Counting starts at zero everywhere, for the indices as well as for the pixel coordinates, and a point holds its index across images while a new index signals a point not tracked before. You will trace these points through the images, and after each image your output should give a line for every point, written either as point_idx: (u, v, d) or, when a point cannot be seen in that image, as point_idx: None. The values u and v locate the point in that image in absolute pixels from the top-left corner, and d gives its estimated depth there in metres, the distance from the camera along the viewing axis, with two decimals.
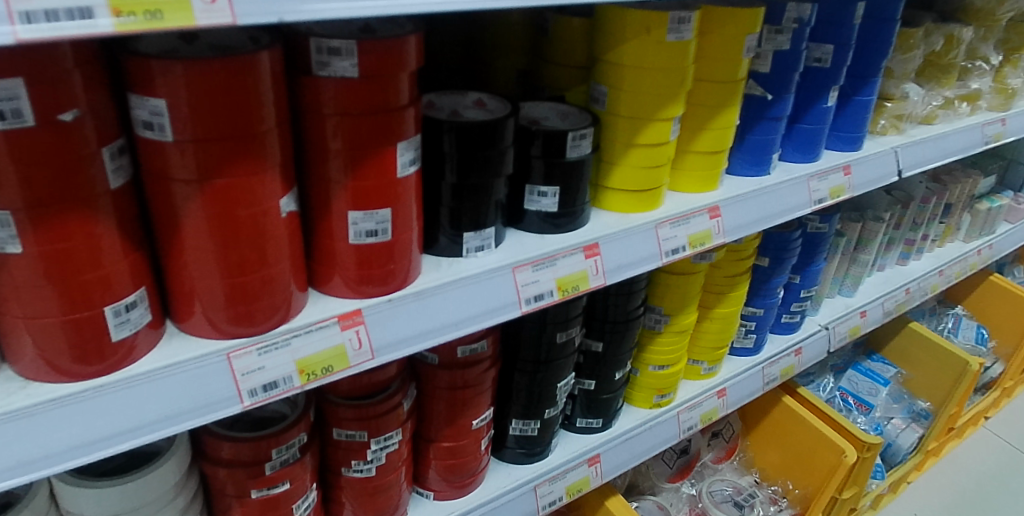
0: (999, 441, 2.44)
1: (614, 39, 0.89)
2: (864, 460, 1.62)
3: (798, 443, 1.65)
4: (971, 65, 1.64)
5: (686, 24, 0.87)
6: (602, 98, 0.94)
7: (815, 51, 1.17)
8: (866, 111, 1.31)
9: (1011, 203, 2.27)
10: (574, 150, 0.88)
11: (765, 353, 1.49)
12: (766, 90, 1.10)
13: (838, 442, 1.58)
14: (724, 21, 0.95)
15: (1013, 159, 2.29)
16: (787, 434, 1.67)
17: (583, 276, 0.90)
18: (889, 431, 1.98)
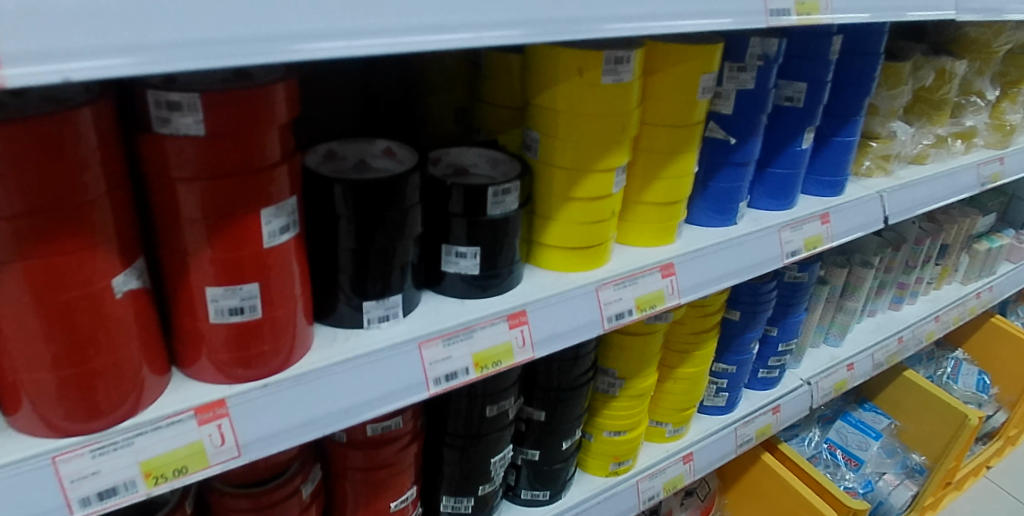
0: (1000, 493, 2.32)
1: (543, 80, 0.78)
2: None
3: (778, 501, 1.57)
4: (966, 100, 1.53)
5: (625, 64, 0.76)
6: (534, 145, 0.83)
7: (786, 89, 1.07)
8: (846, 153, 1.20)
9: (1012, 242, 2.15)
10: (496, 207, 0.77)
11: (739, 411, 1.38)
12: (730, 133, 0.99)
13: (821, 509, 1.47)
14: (674, 60, 0.84)
15: (1014, 196, 2.18)
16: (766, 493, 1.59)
17: (506, 349, 0.79)
18: (879, 487, 1.85)
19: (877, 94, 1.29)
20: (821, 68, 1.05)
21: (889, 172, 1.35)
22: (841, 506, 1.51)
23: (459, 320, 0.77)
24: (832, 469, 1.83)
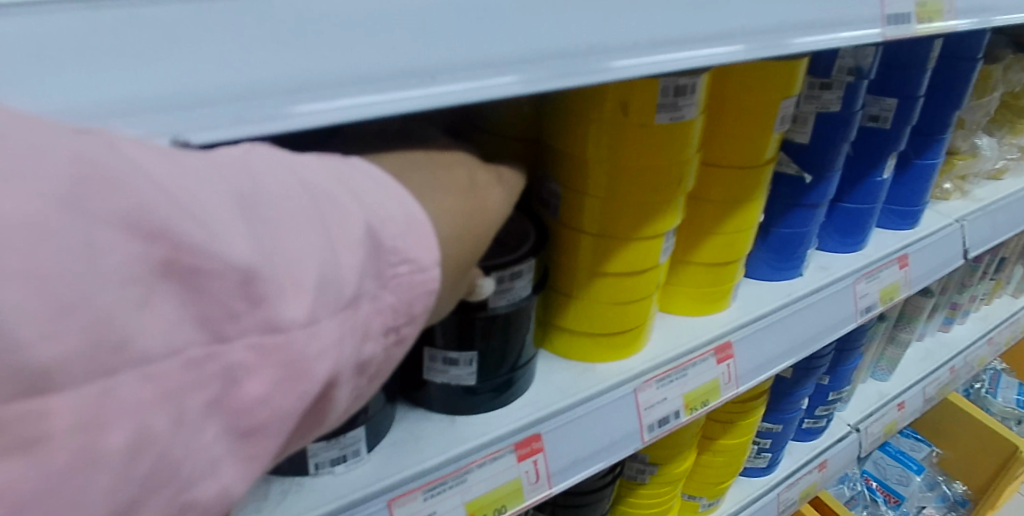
0: None
1: (569, 117, 0.55)
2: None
3: None
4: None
5: (689, 95, 0.53)
6: (553, 201, 0.60)
7: (871, 107, 0.84)
8: (927, 178, 0.97)
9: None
10: (500, 297, 0.53)
11: (781, 471, 1.17)
12: (804, 168, 0.76)
13: None
14: (748, 82, 0.61)
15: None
16: None
17: (515, 489, 0.57)
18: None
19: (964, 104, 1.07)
20: (918, 80, 0.82)
21: (966, 192, 1.14)
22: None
23: (450, 456, 0.55)
24: (869, 509, 1.62)
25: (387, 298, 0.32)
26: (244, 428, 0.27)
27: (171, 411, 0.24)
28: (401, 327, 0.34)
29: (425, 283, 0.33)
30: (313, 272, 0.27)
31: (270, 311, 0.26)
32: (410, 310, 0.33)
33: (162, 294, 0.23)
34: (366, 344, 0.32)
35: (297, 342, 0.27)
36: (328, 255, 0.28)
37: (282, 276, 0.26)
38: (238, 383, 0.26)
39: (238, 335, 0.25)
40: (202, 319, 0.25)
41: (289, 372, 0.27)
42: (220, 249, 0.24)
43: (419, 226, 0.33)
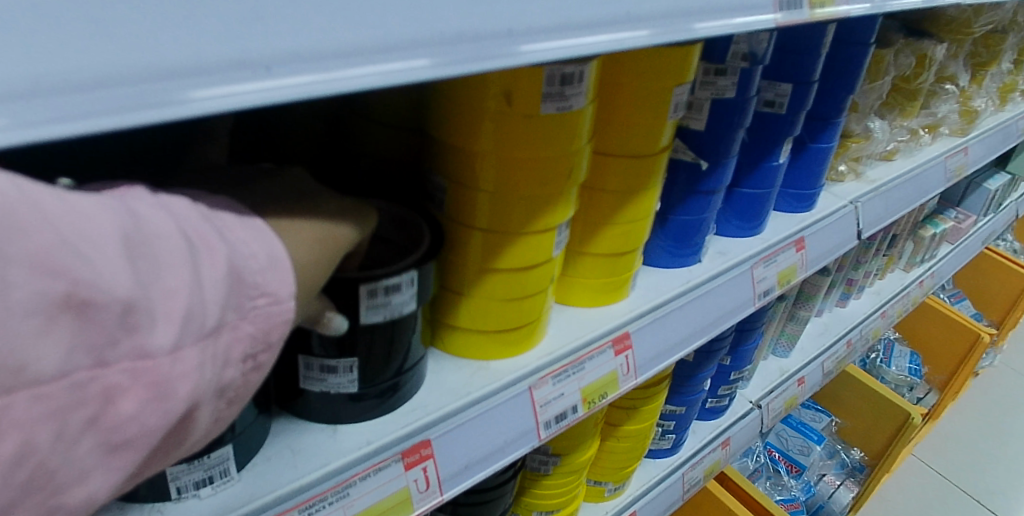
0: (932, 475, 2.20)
1: (453, 108, 0.52)
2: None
3: None
4: (938, 87, 1.35)
5: (577, 85, 0.50)
6: (440, 196, 0.57)
7: (767, 91, 0.84)
8: (821, 162, 0.99)
9: (954, 223, 2.04)
10: (374, 313, 0.50)
11: (686, 451, 1.20)
12: (701, 155, 0.75)
13: None
14: (640, 70, 0.59)
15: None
16: None
17: (402, 500, 0.54)
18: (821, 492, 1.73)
19: (859, 89, 1.09)
20: (810, 66, 0.83)
21: (860, 173, 1.17)
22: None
23: (329, 470, 0.52)
24: (773, 480, 1.68)
25: (247, 328, 0.34)
26: (116, 442, 0.29)
27: (55, 426, 0.27)
28: (260, 354, 0.35)
29: (283, 313, 0.36)
30: (185, 305, 0.30)
31: (143, 340, 0.29)
32: (269, 338, 0.35)
33: (56, 326, 0.26)
34: (227, 371, 0.34)
35: (163, 368, 0.30)
36: (195, 291, 0.30)
37: (157, 307, 0.29)
38: (113, 403, 0.28)
39: (117, 361, 0.28)
40: (89, 345, 0.27)
41: (156, 394, 0.30)
42: (109, 286, 0.27)
43: (284, 266, 0.35)
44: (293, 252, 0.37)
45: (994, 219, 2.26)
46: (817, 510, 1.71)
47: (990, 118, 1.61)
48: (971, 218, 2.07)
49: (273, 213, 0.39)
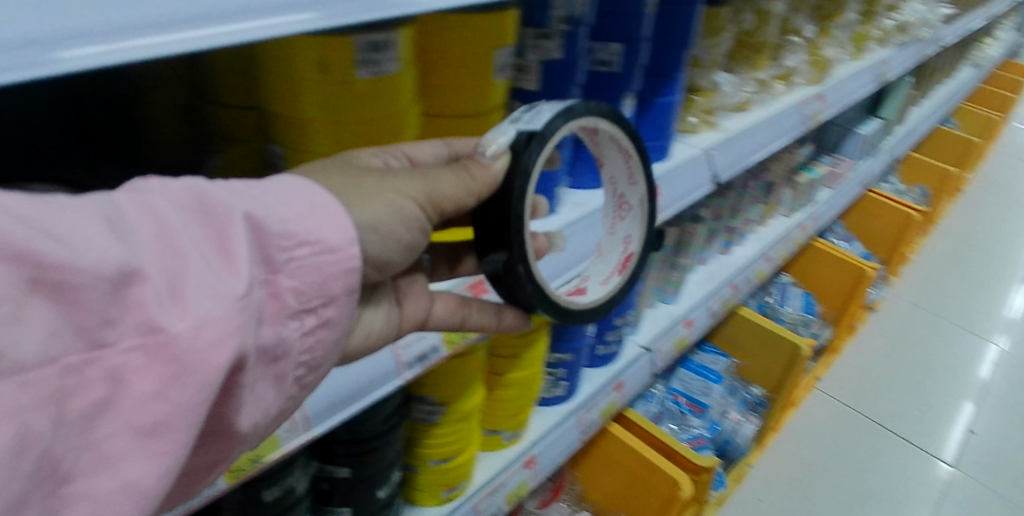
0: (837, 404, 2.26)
1: (286, 79, 0.60)
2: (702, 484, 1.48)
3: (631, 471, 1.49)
4: (785, 42, 1.55)
5: (388, 51, 0.58)
6: (279, 160, 0.67)
7: (599, 52, 0.94)
8: (668, 115, 1.11)
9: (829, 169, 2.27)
10: (536, 119, 0.57)
11: (581, 396, 1.32)
12: (537, 110, 0.86)
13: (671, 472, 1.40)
14: (451, 33, 0.67)
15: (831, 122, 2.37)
16: (618, 462, 1.51)
17: (271, 441, 0.64)
18: (726, 429, 1.86)
19: (698, 48, 1.27)
20: (636, 25, 0.93)
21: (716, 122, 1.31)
22: (693, 467, 1.45)
23: None
24: (677, 421, 1.86)
25: (285, 280, 0.43)
26: (145, 426, 0.37)
27: (53, 411, 0.35)
28: (320, 306, 0.44)
29: (336, 263, 0.44)
30: (186, 280, 0.39)
31: (150, 316, 0.37)
32: (326, 290, 0.45)
33: (34, 302, 0.34)
34: (264, 327, 0.42)
35: (179, 340, 0.38)
36: (185, 261, 0.39)
37: (157, 282, 0.38)
38: (123, 383, 0.37)
39: (117, 341, 0.37)
40: (79, 330, 0.36)
41: (172, 374, 0.38)
42: (84, 264, 0.35)
43: (322, 210, 0.44)
44: (338, 175, 0.48)
45: (871, 164, 2.50)
46: (723, 447, 1.86)
47: (844, 64, 1.77)
48: (847, 162, 2.32)
49: (325, 163, 0.51)
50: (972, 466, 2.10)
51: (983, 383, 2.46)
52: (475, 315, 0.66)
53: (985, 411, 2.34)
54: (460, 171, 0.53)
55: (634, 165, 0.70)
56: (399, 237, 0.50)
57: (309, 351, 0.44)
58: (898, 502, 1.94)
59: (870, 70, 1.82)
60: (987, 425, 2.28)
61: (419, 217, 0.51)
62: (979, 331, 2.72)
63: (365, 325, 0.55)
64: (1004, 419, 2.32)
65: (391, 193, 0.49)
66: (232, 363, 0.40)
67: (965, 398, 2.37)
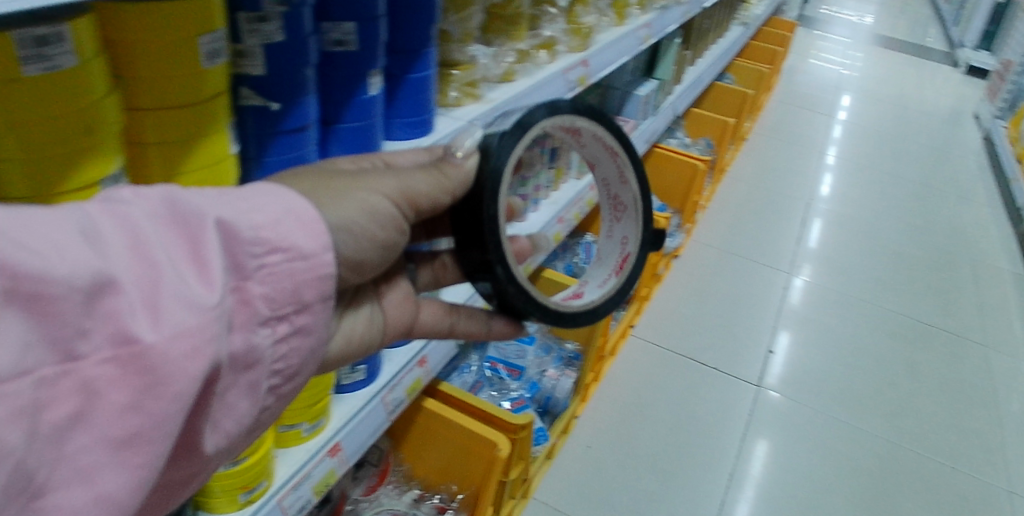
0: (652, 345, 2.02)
1: None
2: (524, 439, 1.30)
3: (459, 445, 1.23)
4: (539, 11, 1.43)
5: (61, 44, 0.46)
6: None
7: (332, 31, 0.76)
8: (424, 89, 0.97)
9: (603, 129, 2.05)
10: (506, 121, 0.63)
11: (384, 375, 1.04)
12: (268, 97, 0.69)
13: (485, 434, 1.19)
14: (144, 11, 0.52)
15: (608, 86, 2.09)
16: (440, 436, 1.25)
17: None
18: (544, 386, 1.60)
19: (446, 19, 1.11)
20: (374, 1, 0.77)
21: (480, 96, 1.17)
22: (510, 425, 1.24)
23: None
24: (495, 387, 1.57)
25: (254, 287, 0.44)
26: (121, 436, 0.37)
27: (27, 425, 0.34)
28: (291, 315, 0.46)
29: (307, 270, 0.46)
30: (159, 291, 0.39)
31: (126, 327, 0.37)
32: (298, 297, 0.46)
33: (7, 318, 0.33)
34: (236, 334, 0.43)
35: (154, 352, 0.38)
36: (155, 271, 0.39)
37: (130, 293, 0.38)
38: (99, 394, 0.37)
39: (88, 354, 0.36)
40: (52, 343, 0.35)
41: (146, 383, 0.38)
42: (58, 277, 0.35)
43: (296, 215, 0.46)
44: (322, 177, 0.51)
45: (654, 122, 2.20)
46: (545, 405, 1.61)
47: (603, 32, 1.66)
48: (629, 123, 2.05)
49: (311, 168, 0.54)
50: (800, 387, 1.94)
51: (808, 315, 2.25)
52: (463, 320, 0.70)
53: (830, 347, 2.12)
54: (432, 171, 0.57)
55: (622, 163, 0.75)
56: (373, 235, 0.52)
57: (281, 359, 0.47)
58: (715, 435, 1.75)
59: (634, 34, 1.72)
60: (823, 353, 2.09)
61: (392, 214, 0.53)
62: (795, 256, 2.56)
63: (345, 332, 0.61)
64: (834, 337, 2.17)
65: (364, 191, 0.51)
66: (205, 373, 0.40)
67: (790, 324, 2.18)
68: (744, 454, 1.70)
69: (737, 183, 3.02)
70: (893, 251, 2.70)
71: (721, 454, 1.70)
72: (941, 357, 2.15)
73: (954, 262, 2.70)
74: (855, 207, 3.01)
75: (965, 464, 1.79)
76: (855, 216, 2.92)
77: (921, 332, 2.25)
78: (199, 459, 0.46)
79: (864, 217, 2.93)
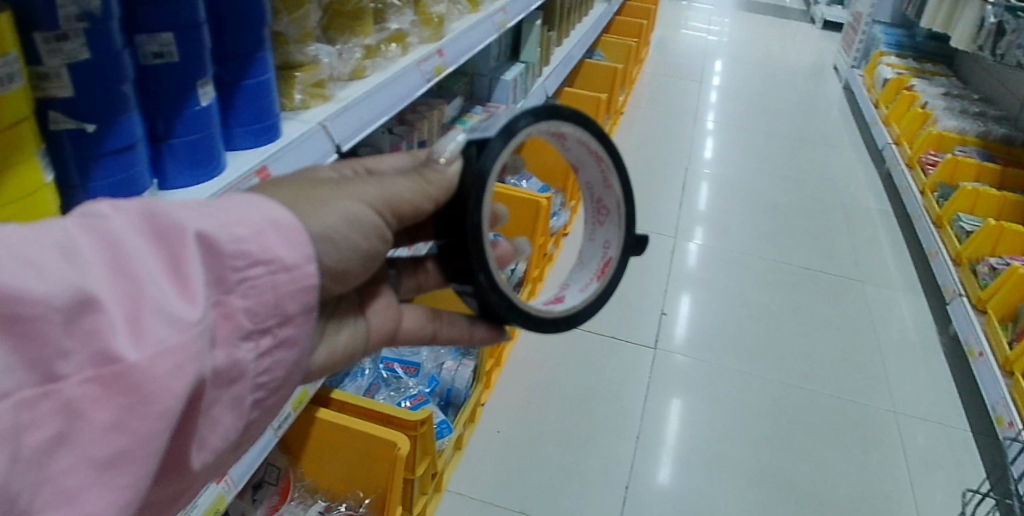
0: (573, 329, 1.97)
1: None
2: (426, 433, 1.18)
3: (354, 447, 1.13)
4: (383, 4, 1.24)
5: None
6: None
7: (147, 44, 0.69)
8: (267, 94, 0.87)
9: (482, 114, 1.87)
10: (492, 126, 0.63)
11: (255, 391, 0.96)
12: (81, 118, 0.63)
13: (382, 435, 1.09)
14: None
15: (474, 74, 1.96)
16: (336, 443, 1.14)
17: None
18: (444, 378, 1.48)
19: (278, 20, 0.96)
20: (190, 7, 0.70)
21: (330, 96, 1.03)
22: (405, 423, 1.13)
23: None
24: (392, 388, 1.42)
25: (236, 301, 0.43)
26: (106, 457, 0.37)
27: (9, 450, 0.34)
28: (275, 328, 0.46)
29: (288, 283, 0.45)
30: (143, 308, 0.38)
31: (110, 347, 0.37)
32: (282, 309, 0.46)
33: None
34: (219, 349, 0.43)
35: (137, 371, 0.37)
36: (135, 288, 0.38)
37: (112, 312, 0.37)
38: (80, 417, 0.36)
39: (70, 374, 0.36)
40: (32, 364, 0.35)
41: (130, 403, 0.37)
42: (37, 298, 0.34)
43: (280, 225, 0.46)
44: (301, 187, 0.51)
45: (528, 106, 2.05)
46: (448, 397, 1.47)
47: (457, 22, 1.52)
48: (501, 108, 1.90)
49: (290, 177, 0.54)
50: (699, 345, 1.97)
51: (700, 275, 2.30)
52: (445, 327, 0.70)
53: (718, 303, 2.17)
54: (415, 176, 0.57)
55: (606, 167, 0.76)
56: (356, 244, 0.51)
57: (264, 372, 0.47)
58: (617, 396, 1.76)
59: (489, 19, 1.58)
60: (714, 311, 2.13)
61: (374, 222, 0.53)
62: (680, 222, 2.60)
63: (329, 341, 0.62)
64: (722, 293, 2.22)
65: (346, 200, 0.51)
66: (189, 389, 0.40)
67: (685, 287, 2.22)
68: (650, 415, 1.71)
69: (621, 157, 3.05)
70: (775, 208, 2.81)
71: (627, 416, 1.70)
72: (822, 302, 2.25)
73: (829, 210, 2.84)
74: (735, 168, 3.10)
75: (853, 397, 1.87)
76: (738, 178, 3.01)
77: (801, 279, 2.35)
78: (185, 476, 0.45)
79: (744, 177, 3.03)
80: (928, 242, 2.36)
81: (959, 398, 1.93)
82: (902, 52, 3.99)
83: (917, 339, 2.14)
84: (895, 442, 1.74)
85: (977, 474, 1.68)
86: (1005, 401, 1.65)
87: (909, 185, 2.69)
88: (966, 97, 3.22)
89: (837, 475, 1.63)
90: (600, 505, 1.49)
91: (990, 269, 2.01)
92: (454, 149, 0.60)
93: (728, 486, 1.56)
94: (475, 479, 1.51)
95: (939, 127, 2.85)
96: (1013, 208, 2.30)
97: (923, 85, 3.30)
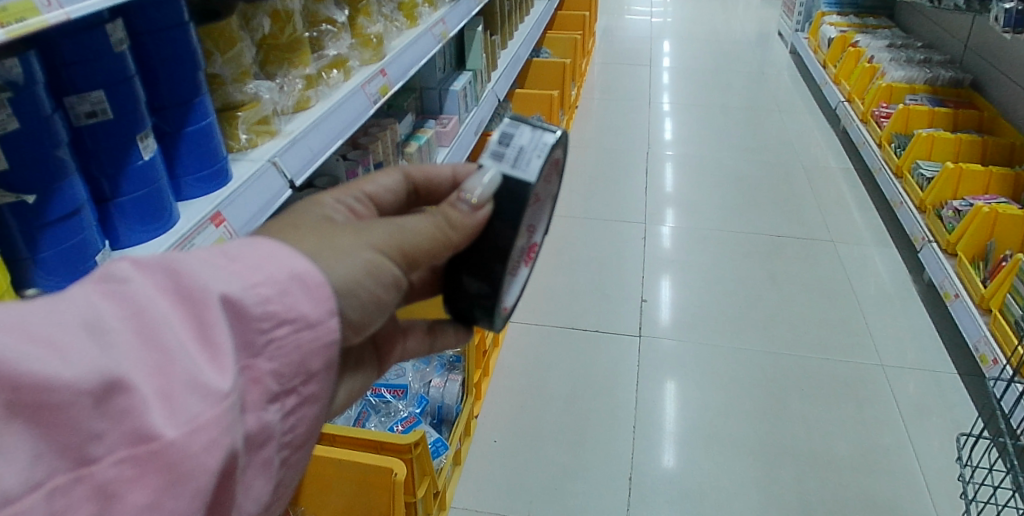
0: (554, 328, 1.95)
1: None
2: (422, 453, 1.19)
3: (350, 481, 1.11)
4: (318, 31, 1.22)
5: None
6: None
7: (76, 106, 0.67)
8: (211, 139, 0.85)
9: (435, 130, 1.82)
10: (524, 164, 0.61)
11: None
12: (22, 190, 0.62)
13: (379, 461, 1.09)
14: None
15: (422, 88, 1.91)
16: (329, 477, 1.12)
17: None
18: (433, 395, 1.48)
19: (212, 62, 0.93)
20: (118, 62, 0.69)
21: (277, 130, 1.01)
22: (400, 446, 1.13)
23: None
24: (381, 414, 1.39)
25: (263, 365, 0.43)
26: None
27: None
28: (299, 387, 0.45)
29: (310, 341, 0.44)
30: (172, 380, 0.37)
31: (144, 428, 0.36)
32: (307, 368, 0.45)
33: (15, 431, 0.33)
34: (249, 414, 0.42)
35: (172, 447, 0.37)
36: (162, 360, 0.37)
37: (142, 390, 0.36)
38: (119, 499, 0.36)
39: (101, 458, 0.35)
40: (63, 450, 0.34)
41: (167, 483, 0.37)
42: (64, 386, 0.34)
43: (300, 278, 0.44)
44: (304, 243, 0.48)
45: (478, 112, 2.04)
46: (439, 415, 1.48)
47: (396, 38, 1.51)
48: (452, 119, 1.87)
49: (272, 225, 0.52)
50: (685, 326, 1.96)
51: (674, 257, 2.29)
52: (440, 339, 0.71)
53: (697, 282, 2.16)
54: (437, 218, 0.54)
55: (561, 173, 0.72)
56: (378, 297, 0.50)
57: (290, 431, 0.46)
58: (608, 388, 1.74)
59: (429, 32, 1.56)
60: (694, 291, 2.12)
61: (392, 272, 0.51)
62: (648, 207, 2.59)
63: (347, 383, 0.63)
64: (697, 271, 2.22)
65: (364, 251, 0.50)
66: (222, 462, 0.39)
67: (663, 270, 2.22)
68: (644, 402, 1.70)
69: (585, 151, 3.05)
70: (742, 182, 2.80)
71: (622, 406, 1.69)
72: (798, 268, 2.24)
73: (794, 176, 2.85)
74: (700, 148, 3.10)
75: (840, 357, 1.86)
76: (703, 156, 3.01)
77: (772, 247, 2.35)
78: None
79: (706, 154, 3.03)
80: (891, 195, 2.36)
81: (941, 343, 1.92)
82: (841, 10, 4.03)
83: (893, 289, 2.14)
84: (886, 397, 1.73)
85: (968, 414, 1.69)
86: (985, 338, 1.65)
87: (865, 139, 2.70)
88: (910, 44, 3.24)
89: (826, 434, 1.63)
90: (606, 493, 1.48)
91: (954, 212, 2.01)
92: (484, 190, 0.57)
93: (729, 461, 1.55)
94: (480, 488, 1.49)
95: (887, 78, 2.83)
96: (969, 148, 2.30)
97: (866, 39, 3.30)
